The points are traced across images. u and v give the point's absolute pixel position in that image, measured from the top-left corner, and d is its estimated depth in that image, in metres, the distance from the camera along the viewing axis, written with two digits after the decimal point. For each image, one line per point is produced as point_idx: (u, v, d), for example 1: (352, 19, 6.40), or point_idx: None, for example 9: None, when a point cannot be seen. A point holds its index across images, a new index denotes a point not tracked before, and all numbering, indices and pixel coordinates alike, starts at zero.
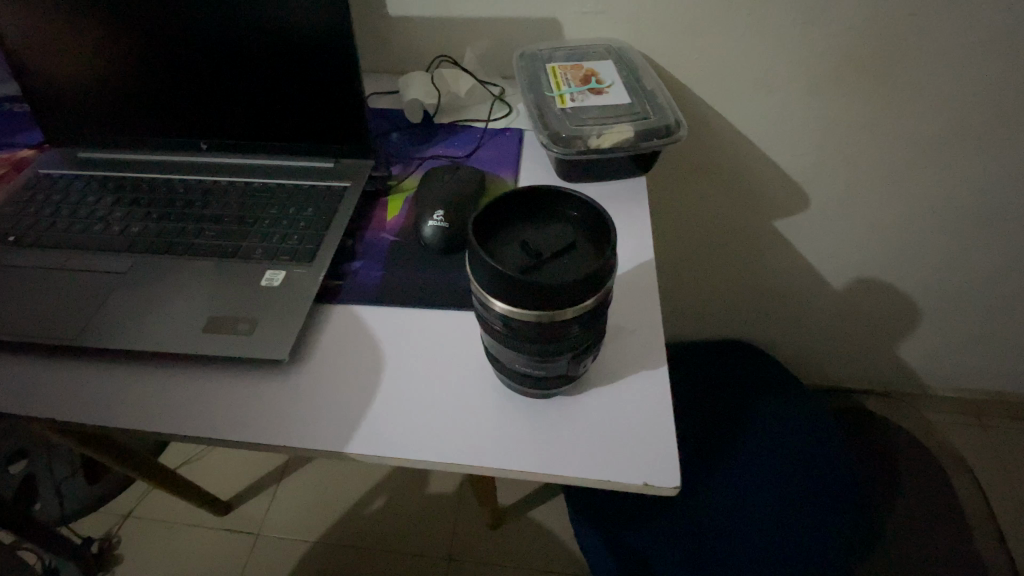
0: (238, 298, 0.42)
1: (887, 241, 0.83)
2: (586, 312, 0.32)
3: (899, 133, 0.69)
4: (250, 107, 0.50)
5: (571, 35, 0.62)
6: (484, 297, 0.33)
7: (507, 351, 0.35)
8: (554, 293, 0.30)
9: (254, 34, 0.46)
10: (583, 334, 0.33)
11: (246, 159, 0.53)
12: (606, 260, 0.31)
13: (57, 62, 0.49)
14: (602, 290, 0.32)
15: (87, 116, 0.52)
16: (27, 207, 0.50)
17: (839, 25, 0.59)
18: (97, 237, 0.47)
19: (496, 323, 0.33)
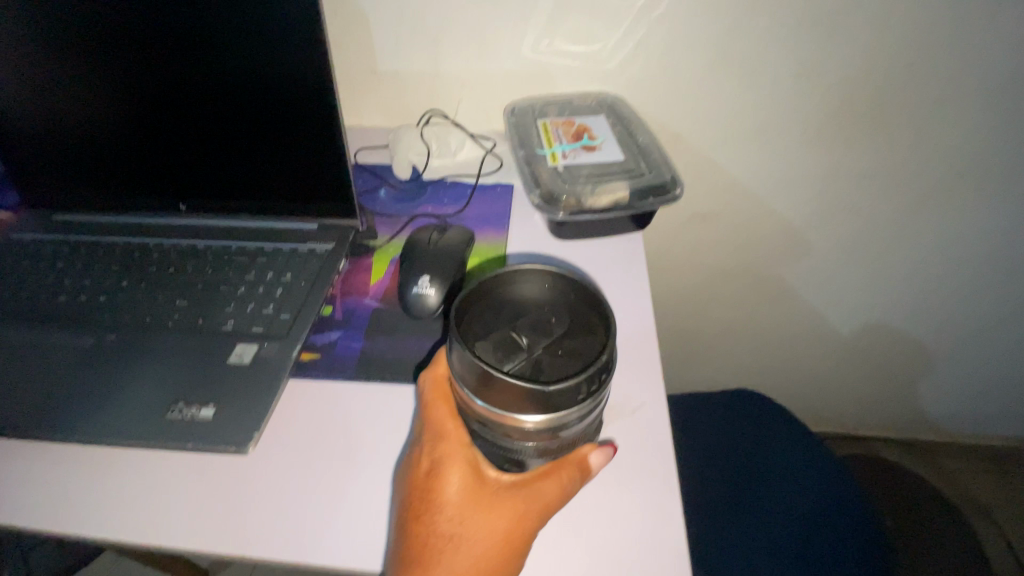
0: (204, 376, 0.39)
1: (895, 287, 0.80)
2: (587, 409, 0.29)
3: (898, 181, 0.67)
4: (229, 166, 0.48)
5: (562, 90, 0.61)
6: (465, 396, 0.30)
7: (492, 447, 0.32)
8: (549, 398, 0.28)
9: (245, 98, 0.45)
10: (578, 431, 0.31)
11: (225, 221, 0.51)
12: (607, 354, 0.29)
13: (34, 124, 0.48)
14: (603, 386, 0.29)
15: (64, 177, 0.50)
16: None
17: (831, 78, 0.59)
18: (63, 308, 0.45)
19: (481, 423, 0.31)
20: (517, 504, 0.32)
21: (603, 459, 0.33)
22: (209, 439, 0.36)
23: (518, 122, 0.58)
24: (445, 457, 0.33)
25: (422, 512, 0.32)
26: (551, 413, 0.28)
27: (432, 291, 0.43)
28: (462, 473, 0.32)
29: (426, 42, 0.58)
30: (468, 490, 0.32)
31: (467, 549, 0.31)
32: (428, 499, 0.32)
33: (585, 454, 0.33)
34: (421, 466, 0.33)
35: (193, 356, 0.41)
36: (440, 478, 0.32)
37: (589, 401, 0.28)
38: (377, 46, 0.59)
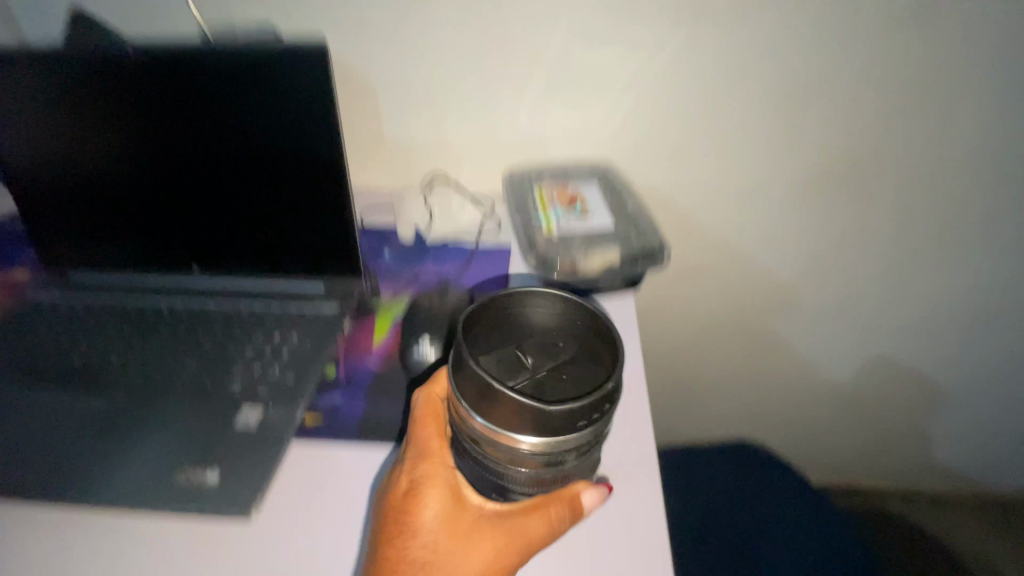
0: (211, 439, 0.40)
1: (885, 340, 0.82)
2: (584, 438, 0.31)
3: (879, 236, 0.70)
4: (241, 228, 0.51)
5: (559, 157, 0.65)
6: (465, 414, 0.32)
7: (486, 470, 0.34)
8: (547, 420, 0.30)
9: (266, 170, 0.47)
10: (575, 458, 0.33)
11: (234, 282, 0.53)
12: (612, 383, 0.31)
13: (58, 191, 0.50)
14: (604, 414, 0.31)
15: (84, 241, 0.53)
16: (13, 337, 0.50)
17: (809, 142, 0.62)
18: (76, 371, 0.46)
19: (476, 440, 0.33)
20: (491, 532, 0.34)
21: (595, 499, 0.35)
22: (215, 504, 0.37)
23: (516, 190, 0.64)
24: (424, 480, 0.35)
25: (398, 533, 0.34)
26: (546, 435, 0.30)
27: (433, 351, 0.45)
28: (438, 497, 0.35)
29: (432, 114, 0.62)
30: (443, 516, 0.34)
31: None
32: (404, 521, 0.34)
33: (577, 491, 0.35)
34: (401, 487, 0.36)
35: (199, 419, 0.42)
36: (416, 501, 0.35)
37: (587, 427, 0.31)
38: (382, 116, 0.62)
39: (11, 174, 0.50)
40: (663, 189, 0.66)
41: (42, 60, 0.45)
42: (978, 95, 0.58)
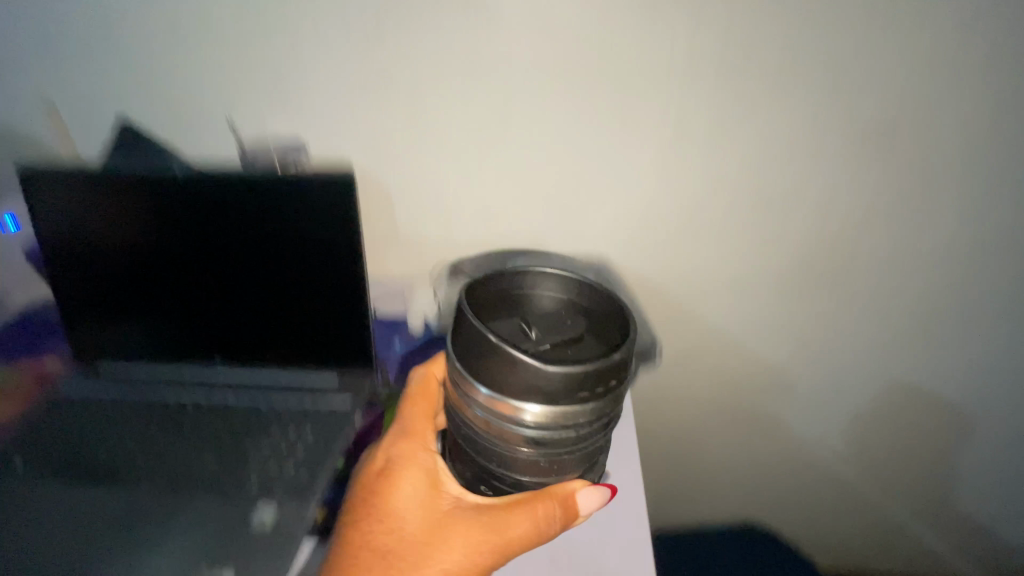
0: (226, 542, 0.42)
1: (900, 421, 0.76)
2: (584, 411, 0.37)
3: (875, 323, 0.68)
4: (263, 321, 0.54)
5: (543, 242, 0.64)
6: (473, 386, 0.38)
7: (489, 444, 0.40)
8: (549, 389, 0.36)
9: (295, 274, 0.51)
10: (578, 430, 0.38)
11: (253, 372, 0.56)
12: (617, 357, 0.37)
13: (93, 288, 0.54)
14: (606, 387, 0.37)
15: (110, 334, 0.56)
16: (48, 431, 0.53)
17: (795, 233, 0.62)
18: (103, 467, 0.49)
19: (477, 408, 0.38)
20: (452, 516, 0.42)
21: (588, 500, 0.41)
22: None
23: None
24: (398, 463, 0.44)
25: (371, 503, 0.43)
26: (549, 403, 0.36)
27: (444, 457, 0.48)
28: (408, 477, 0.43)
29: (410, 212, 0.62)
30: (410, 493, 0.43)
31: (402, 539, 0.41)
32: (378, 494, 0.43)
33: (575, 490, 0.41)
34: (378, 467, 0.44)
35: (217, 520, 0.44)
36: (389, 480, 0.43)
37: (589, 396, 0.36)
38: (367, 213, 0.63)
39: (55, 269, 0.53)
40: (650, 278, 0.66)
41: (96, 175, 0.49)
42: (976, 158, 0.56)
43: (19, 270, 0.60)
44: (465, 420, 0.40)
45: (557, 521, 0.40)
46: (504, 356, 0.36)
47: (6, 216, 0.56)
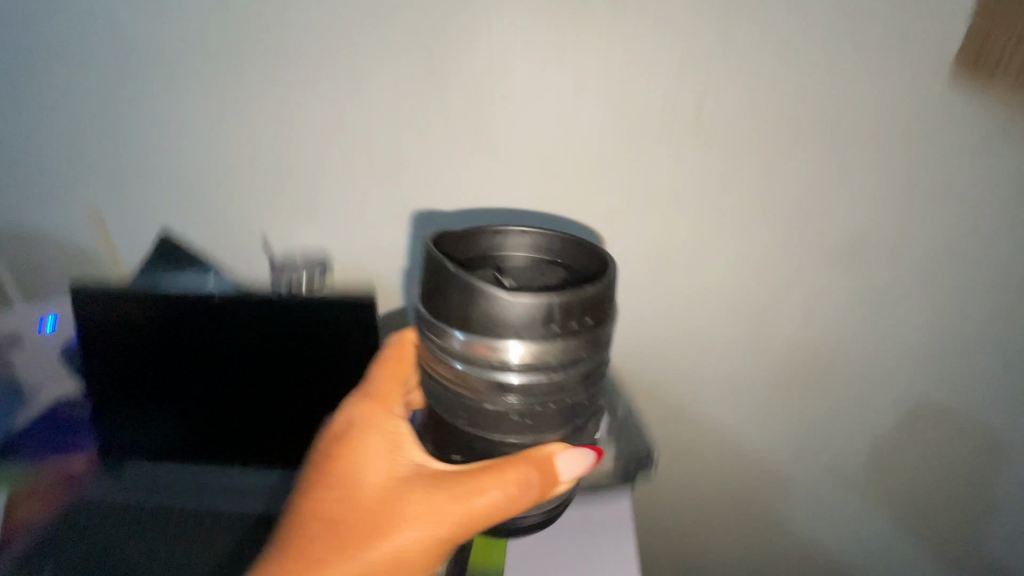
0: None
1: (918, 434, 0.69)
2: (558, 349, 0.35)
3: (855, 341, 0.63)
4: (284, 418, 0.64)
5: (496, 200, 0.58)
6: (445, 331, 0.37)
7: (461, 395, 0.38)
8: (518, 321, 0.34)
9: (313, 394, 0.62)
10: (552, 376, 0.36)
11: (268, 463, 0.65)
12: (592, 288, 0.35)
13: (138, 398, 0.64)
14: (581, 322, 0.35)
15: (145, 433, 0.65)
16: (92, 530, 0.62)
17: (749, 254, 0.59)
18: (149, 562, 0.59)
19: (451, 352, 0.37)
20: (413, 481, 0.39)
21: (566, 464, 0.38)
22: None
23: None
24: (363, 428, 0.42)
25: (330, 464, 0.41)
26: (520, 340, 0.34)
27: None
28: (371, 441, 0.42)
29: (360, 204, 0.60)
30: (371, 456, 0.41)
31: (352, 501, 0.39)
32: (340, 456, 0.41)
33: (554, 454, 0.38)
34: (344, 431, 0.43)
35: None
36: (352, 445, 0.41)
37: (563, 332, 0.34)
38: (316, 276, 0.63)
39: (100, 359, 0.63)
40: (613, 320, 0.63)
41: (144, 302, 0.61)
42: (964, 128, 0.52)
43: (51, 368, 0.67)
44: (439, 371, 0.38)
45: (532, 489, 0.37)
46: (477, 288, 0.34)
47: (49, 316, 0.68)
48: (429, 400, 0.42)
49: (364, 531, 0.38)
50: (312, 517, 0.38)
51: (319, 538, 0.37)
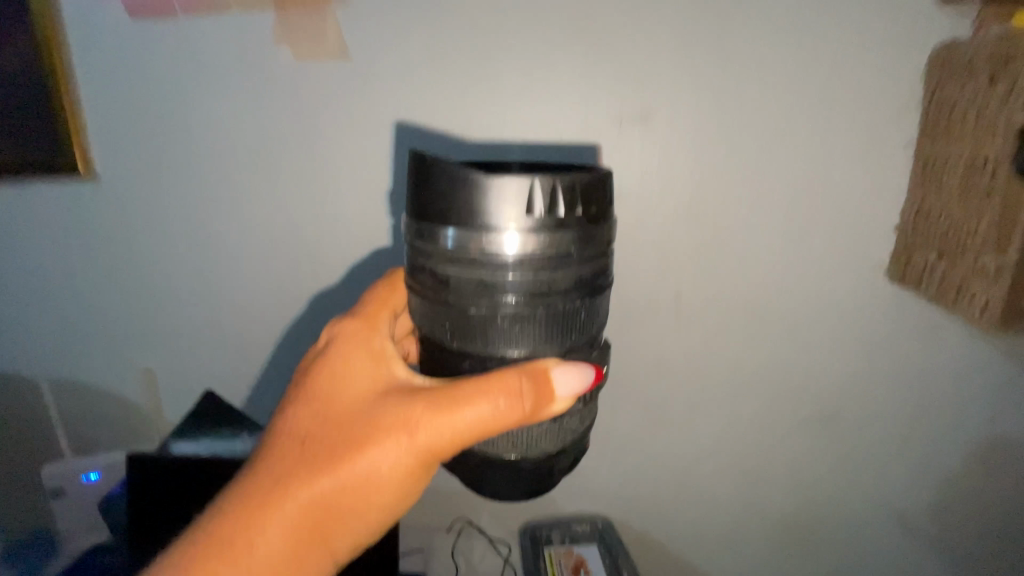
0: None
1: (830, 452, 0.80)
2: (544, 240, 0.38)
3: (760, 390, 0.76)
4: None
5: (508, 134, 0.65)
6: (435, 231, 0.40)
7: (450, 298, 0.41)
8: (503, 209, 0.37)
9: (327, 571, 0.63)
10: (539, 271, 0.39)
11: None
12: (575, 178, 0.38)
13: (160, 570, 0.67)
14: (566, 211, 0.38)
15: None
16: None
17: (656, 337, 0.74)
18: None
19: (445, 255, 0.40)
20: (398, 397, 0.41)
21: (562, 380, 0.40)
22: None
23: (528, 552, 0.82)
24: (350, 348, 0.45)
25: (316, 379, 0.43)
26: (506, 228, 0.37)
27: None
28: (356, 361, 0.44)
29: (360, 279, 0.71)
30: (357, 374, 0.43)
31: (332, 413, 0.41)
32: (326, 373, 0.43)
33: (549, 368, 0.40)
34: (332, 349, 0.45)
35: None
36: (338, 365, 0.44)
37: (547, 219, 0.37)
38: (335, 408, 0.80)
39: (126, 482, 0.70)
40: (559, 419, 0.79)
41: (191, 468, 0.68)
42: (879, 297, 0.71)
43: (86, 520, 0.78)
44: (434, 283, 0.41)
45: (524, 403, 0.39)
46: (465, 178, 0.38)
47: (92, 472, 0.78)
48: (427, 327, 0.44)
49: (345, 433, 0.40)
50: (296, 430, 0.41)
51: (302, 440, 0.40)
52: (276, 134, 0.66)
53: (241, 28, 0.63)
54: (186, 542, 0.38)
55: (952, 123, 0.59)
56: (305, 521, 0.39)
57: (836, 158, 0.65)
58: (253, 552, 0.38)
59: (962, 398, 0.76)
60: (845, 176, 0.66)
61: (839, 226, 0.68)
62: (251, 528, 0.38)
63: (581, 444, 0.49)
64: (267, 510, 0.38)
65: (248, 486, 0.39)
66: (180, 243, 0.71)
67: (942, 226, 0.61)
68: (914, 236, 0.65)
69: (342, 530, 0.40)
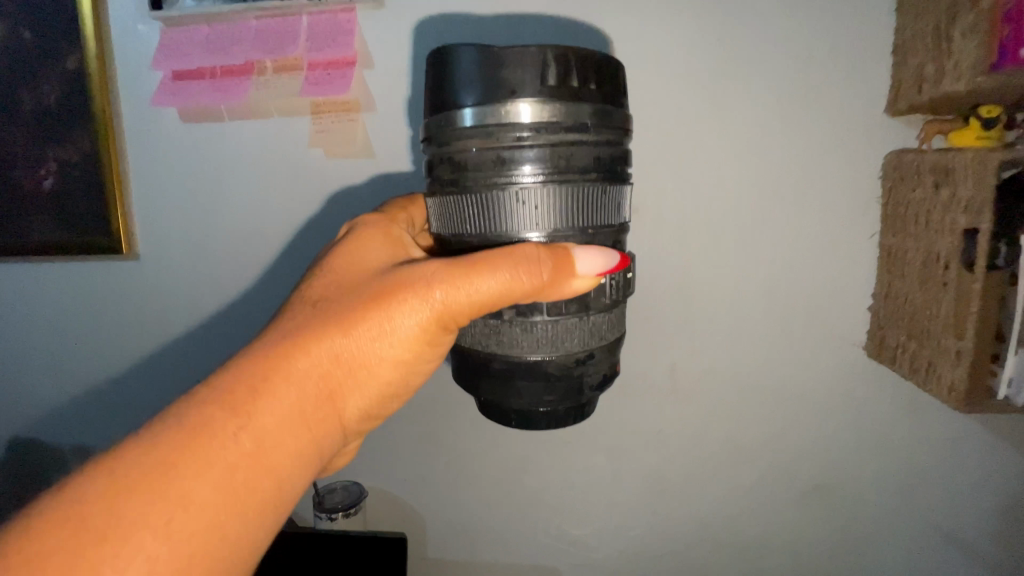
0: None
1: (841, 516, 0.77)
2: (558, 108, 0.41)
3: (761, 448, 0.76)
4: None
5: None
6: (451, 111, 0.43)
7: (470, 177, 0.43)
8: (518, 77, 0.41)
9: None
10: (555, 142, 0.42)
11: None
12: (583, 53, 0.42)
13: None
14: (577, 80, 0.41)
15: None
16: None
17: (652, 392, 0.75)
18: None
19: (461, 136, 0.42)
20: (419, 265, 0.42)
21: (585, 263, 0.42)
22: None
23: None
24: (373, 233, 0.46)
25: (337, 256, 0.44)
26: (521, 95, 0.41)
27: None
28: (376, 245, 0.45)
29: None
30: (378, 254, 0.44)
31: (351, 283, 0.42)
32: (347, 251, 0.44)
33: (572, 250, 0.42)
34: (354, 234, 0.46)
35: None
36: (359, 246, 0.45)
37: (560, 85, 0.41)
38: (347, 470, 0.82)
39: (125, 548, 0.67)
40: (563, 479, 0.79)
41: None
42: (878, 376, 0.71)
43: None
44: (451, 169, 0.44)
45: (541, 266, 0.40)
46: (479, 51, 0.41)
47: None
48: (446, 222, 0.46)
49: (358, 297, 0.41)
50: (313, 299, 0.41)
51: (313, 306, 0.41)
52: (300, 223, 0.73)
53: (280, 132, 0.71)
54: (190, 397, 0.37)
55: (905, 219, 0.64)
56: (312, 379, 0.39)
57: (817, 214, 0.68)
58: (262, 406, 0.37)
59: (981, 481, 0.73)
60: (833, 255, 0.69)
61: (827, 303, 0.70)
62: (261, 383, 0.37)
63: (612, 359, 0.50)
64: (277, 365, 0.38)
65: (258, 346, 0.39)
66: (205, 318, 0.78)
67: (904, 310, 0.64)
68: (884, 318, 0.67)
69: (350, 394, 0.41)
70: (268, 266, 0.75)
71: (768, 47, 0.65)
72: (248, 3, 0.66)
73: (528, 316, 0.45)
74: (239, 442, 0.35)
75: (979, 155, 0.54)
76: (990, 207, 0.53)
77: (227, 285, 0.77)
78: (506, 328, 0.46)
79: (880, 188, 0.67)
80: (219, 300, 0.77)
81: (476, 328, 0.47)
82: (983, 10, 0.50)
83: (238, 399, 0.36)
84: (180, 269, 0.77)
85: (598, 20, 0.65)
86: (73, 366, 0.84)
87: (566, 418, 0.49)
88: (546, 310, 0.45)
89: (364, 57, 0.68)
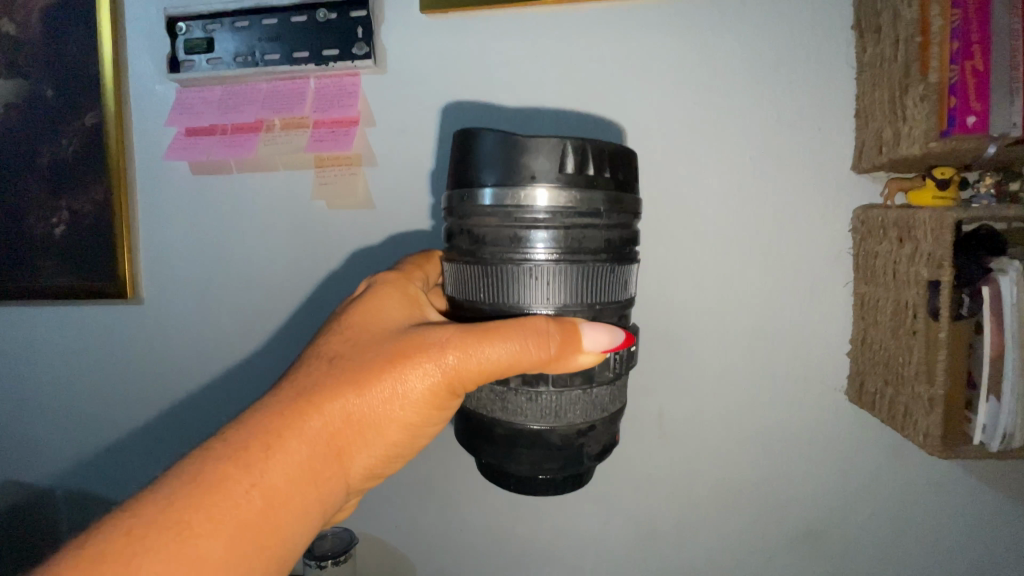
0: None
1: (832, 558, 0.78)
2: (573, 195, 0.44)
3: (751, 491, 0.77)
4: None
5: None
6: (474, 189, 0.46)
7: (488, 251, 0.46)
8: (538, 164, 0.44)
9: None
10: (569, 226, 0.45)
11: None
12: (599, 146, 0.45)
13: None
14: (591, 170, 0.45)
15: None
16: None
17: (642, 436, 0.77)
18: None
19: (481, 211, 0.46)
20: (432, 330, 0.44)
21: (592, 339, 0.45)
22: None
23: None
24: (390, 291, 0.49)
25: (354, 314, 0.47)
26: (539, 182, 0.44)
27: None
28: (393, 304, 0.48)
29: None
30: (394, 313, 0.47)
31: (367, 342, 0.44)
32: (364, 309, 0.47)
33: (580, 326, 0.45)
34: (373, 291, 0.49)
35: None
36: (376, 304, 0.47)
37: (576, 175, 0.44)
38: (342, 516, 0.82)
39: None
40: (557, 524, 0.80)
41: None
42: (859, 424, 0.74)
43: None
44: (471, 241, 0.47)
45: (548, 340, 0.43)
46: (503, 138, 0.45)
47: None
48: (461, 288, 0.49)
49: (372, 358, 0.43)
50: (330, 357, 0.43)
51: (329, 363, 0.43)
52: (304, 270, 0.76)
53: (286, 184, 0.75)
54: (209, 447, 0.39)
55: (876, 272, 0.68)
56: (323, 440, 0.41)
57: (794, 268, 0.72)
58: (276, 463, 0.39)
59: (966, 525, 0.75)
60: (811, 306, 0.73)
61: (807, 354, 0.74)
62: (276, 440, 0.39)
63: (612, 429, 0.52)
64: (292, 422, 0.40)
65: (273, 402, 0.41)
66: (207, 361, 0.80)
67: (881, 371, 0.67)
68: (864, 366, 0.71)
69: (359, 451, 0.43)
70: (270, 310, 0.77)
71: (742, 112, 0.70)
72: (260, 68, 0.71)
73: (534, 385, 0.48)
74: (251, 499, 0.37)
75: (936, 213, 0.58)
76: (946, 262, 0.57)
77: (230, 330, 0.79)
78: (512, 396, 0.48)
79: (852, 239, 0.71)
80: (221, 344, 0.79)
81: (483, 392, 0.49)
82: (931, 82, 0.56)
83: (252, 456, 0.38)
84: (183, 315, 0.80)
85: (585, 89, 0.71)
86: (74, 411, 0.85)
87: (563, 484, 0.51)
88: (551, 381, 0.48)
89: (367, 115, 0.73)
